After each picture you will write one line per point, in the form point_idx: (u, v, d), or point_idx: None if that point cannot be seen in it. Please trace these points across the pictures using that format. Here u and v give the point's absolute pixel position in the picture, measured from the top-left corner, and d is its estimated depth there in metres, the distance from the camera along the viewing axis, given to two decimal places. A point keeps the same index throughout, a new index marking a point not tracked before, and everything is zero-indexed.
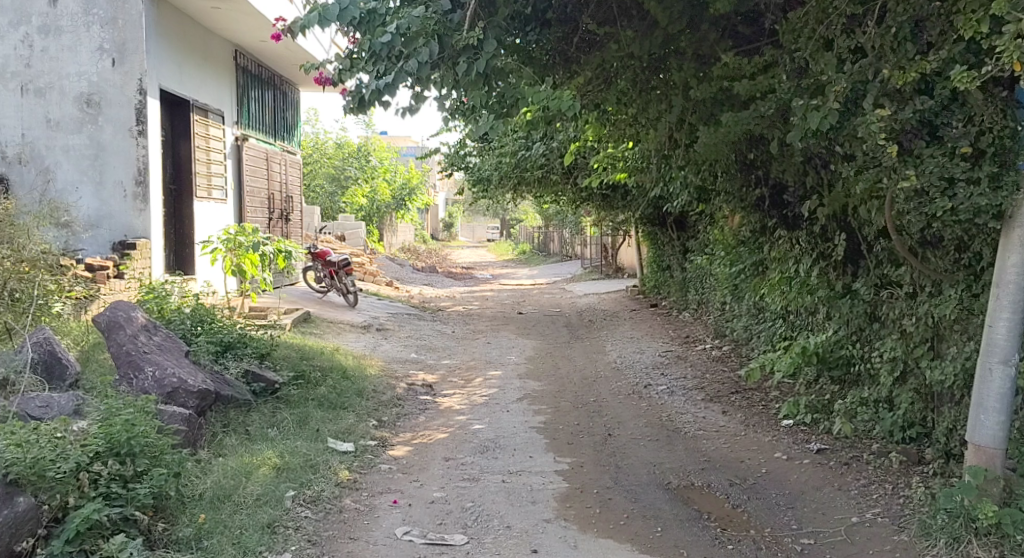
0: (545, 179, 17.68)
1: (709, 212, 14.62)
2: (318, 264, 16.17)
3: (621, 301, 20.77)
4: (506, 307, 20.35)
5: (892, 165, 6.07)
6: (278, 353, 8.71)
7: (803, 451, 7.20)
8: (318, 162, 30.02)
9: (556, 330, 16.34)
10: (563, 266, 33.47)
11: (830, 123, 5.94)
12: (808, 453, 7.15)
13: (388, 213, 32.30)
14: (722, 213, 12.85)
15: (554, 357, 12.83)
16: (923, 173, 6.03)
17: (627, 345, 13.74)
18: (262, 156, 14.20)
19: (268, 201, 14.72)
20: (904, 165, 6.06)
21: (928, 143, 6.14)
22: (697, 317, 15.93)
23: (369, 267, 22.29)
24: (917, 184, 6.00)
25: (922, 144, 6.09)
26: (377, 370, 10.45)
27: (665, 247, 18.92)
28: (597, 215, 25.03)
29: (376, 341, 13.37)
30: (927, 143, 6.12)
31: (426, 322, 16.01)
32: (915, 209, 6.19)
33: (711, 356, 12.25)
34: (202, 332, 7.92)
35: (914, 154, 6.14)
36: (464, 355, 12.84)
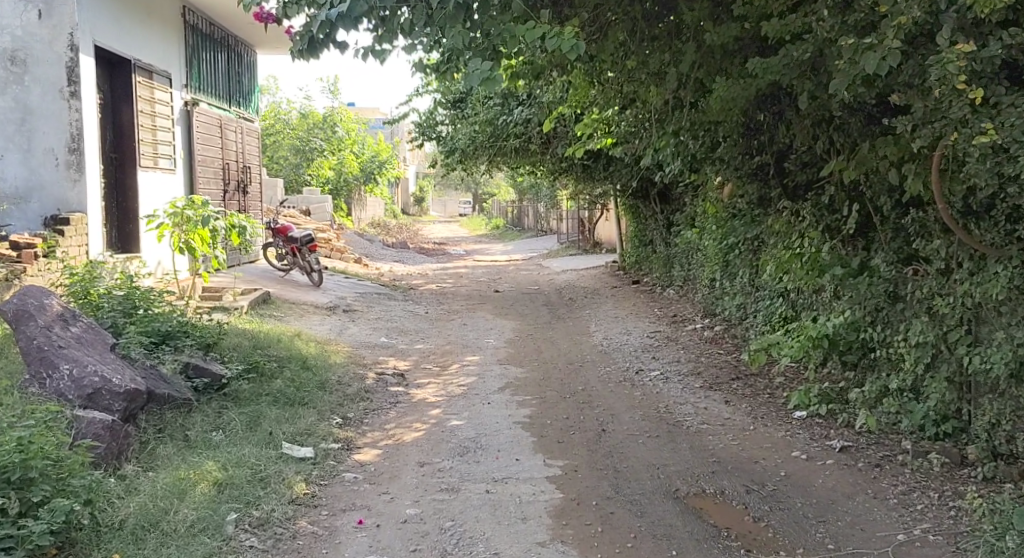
0: (522, 149, 16.73)
1: (698, 183, 13.74)
2: (279, 241, 15.25)
3: (600, 278, 19.89)
4: (480, 285, 19.41)
5: (964, 115, 5.27)
6: (228, 341, 7.75)
7: (824, 449, 6.33)
8: (283, 133, 28.88)
9: (535, 309, 15.41)
10: (538, 242, 32.54)
11: (891, 65, 5.17)
12: (830, 452, 6.28)
13: (356, 187, 31.23)
14: (713, 183, 11.98)
15: (535, 340, 11.92)
16: (1003, 127, 5.23)
17: (612, 326, 12.84)
18: (214, 123, 14.06)
19: (221, 171, 14.57)
20: (980, 116, 5.27)
21: (1007, 89, 5.36)
22: (684, 295, 15.08)
23: (335, 244, 21.38)
24: (998, 140, 5.20)
25: (1001, 91, 5.30)
26: (343, 358, 9.50)
27: (648, 221, 18.05)
28: (575, 187, 24.09)
29: (343, 324, 12.41)
30: (1007, 89, 5.35)
31: (397, 302, 15.05)
32: (989, 167, 5.48)
33: (701, 336, 11.23)
34: (134, 321, 6.88)
35: (990, 103, 5.34)
36: (439, 338, 11.91)
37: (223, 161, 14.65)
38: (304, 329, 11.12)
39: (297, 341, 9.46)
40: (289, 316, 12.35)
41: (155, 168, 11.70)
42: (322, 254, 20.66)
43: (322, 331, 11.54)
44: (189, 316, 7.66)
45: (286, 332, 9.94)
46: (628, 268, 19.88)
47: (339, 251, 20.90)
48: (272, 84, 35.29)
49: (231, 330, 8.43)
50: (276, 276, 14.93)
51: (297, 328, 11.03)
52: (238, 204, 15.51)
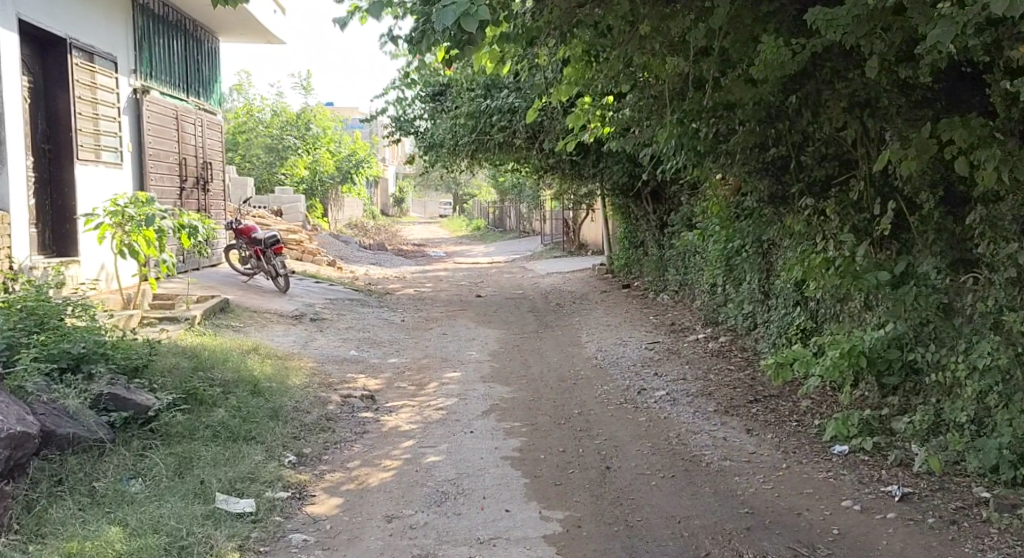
0: (507, 144, 15.64)
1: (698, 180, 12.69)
2: (242, 243, 14.06)
3: (588, 281, 18.82)
4: (461, 289, 18.26)
5: None
6: (162, 364, 6.64)
7: (882, 499, 5.26)
8: (256, 130, 27.74)
9: (521, 316, 14.31)
10: (521, 243, 31.44)
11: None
12: (891, 504, 5.19)
13: (332, 186, 30.03)
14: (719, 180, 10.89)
15: (521, 352, 10.81)
16: None
17: (605, 335, 11.76)
18: (169, 114, 13.29)
19: (177, 167, 13.62)
20: None
21: None
22: (680, 301, 14.01)
23: (308, 246, 20.25)
24: None
25: None
26: (305, 378, 8.38)
27: (640, 222, 16.99)
28: (560, 187, 23.02)
29: (310, 336, 11.26)
30: None
31: (371, 310, 13.91)
32: None
33: (705, 348, 10.09)
34: (34, 343, 5.80)
35: None
36: (415, 351, 10.78)
37: (179, 156, 13.69)
38: (263, 343, 9.97)
39: (252, 359, 8.34)
40: (249, 327, 11.18)
41: (98, 162, 11.03)
42: (292, 256, 19.59)
43: (285, 344, 10.40)
44: (113, 336, 6.54)
45: (238, 351, 8.80)
46: (618, 272, 18.80)
47: (311, 254, 19.82)
48: (245, 80, 34.02)
49: (167, 350, 7.26)
50: (238, 281, 13.77)
51: (257, 342, 9.91)
52: (200, 204, 14.51)
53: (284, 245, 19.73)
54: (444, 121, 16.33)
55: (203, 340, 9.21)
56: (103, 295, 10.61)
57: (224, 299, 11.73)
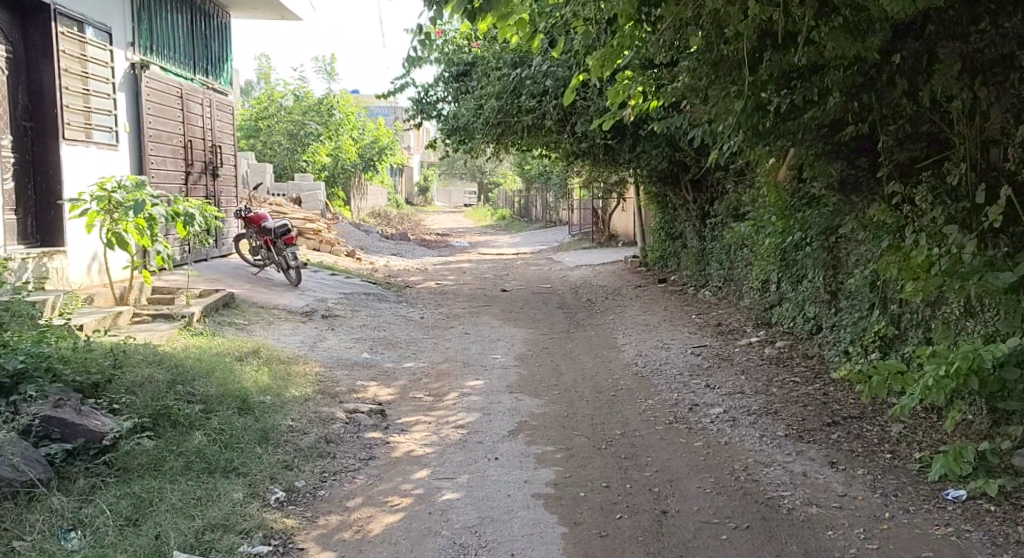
0: (537, 126, 14.55)
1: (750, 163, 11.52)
2: (252, 232, 13.03)
3: (621, 275, 17.73)
4: (487, 283, 17.19)
5: None
6: (132, 379, 5.63)
7: None
8: (276, 117, 26.74)
9: (550, 313, 13.22)
10: (549, 233, 30.40)
11: None
12: None
13: (355, 173, 29.02)
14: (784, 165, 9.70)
15: (551, 356, 9.73)
16: None
17: (645, 337, 10.68)
18: (173, 93, 12.31)
19: (183, 150, 12.60)
20: None
21: None
22: (724, 298, 12.90)
23: (326, 235, 19.23)
24: None
25: None
26: (308, 388, 7.35)
27: (680, 213, 15.84)
28: (591, 175, 21.92)
29: (319, 335, 10.23)
30: None
31: (389, 305, 12.85)
32: None
33: (762, 355, 8.96)
34: None
35: None
36: (435, 353, 9.72)
37: (185, 138, 12.67)
38: (267, 345, 8.96)
39: (247, 366, 7.31)
40: (254, 325, 10.16)
41: (89, 142, 10.01)
42: (310, 246, 18.60)
43: (290, 346, 9.38)
44: (66, 353, 5.54)
45: (232, 357, 7.77)
46: (652, 264, 17.67)
47: (329, 244, 18.82)
48: (266, 64, 33.03)
49: (144, 359, 6.23)
50: (247, 273, 12.74)
51: (261, 344, 8.91)
52: (208, 191, 13.47)
53: (301, 235, 18.72)
54: (469, 101, 15.23)
55: (197, 345, 8.21)
56: (92, 288, 9.58)
57: (229, 294, 10.72)
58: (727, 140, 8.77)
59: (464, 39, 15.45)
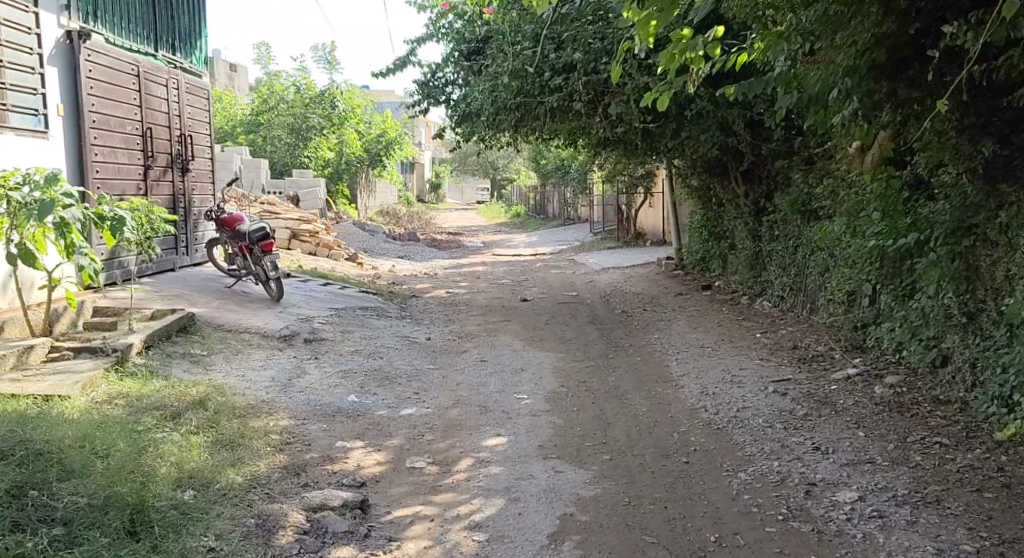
0: (563, 108, 12.50)
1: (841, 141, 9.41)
2: (225, 236, 10.79)
3: (656, 281, 15.67)
4: (505, 291, 15.11)
5: None
6: None
7: None
8: (278, 110, 24.65)
9: (581, 331, 11.12)
10: (569, 231, 28.43)
11: None
12: None
13: (362, 170, 26.99)
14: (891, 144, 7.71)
15: (593, 395, 7.67)
16: None
17: (710, 364, 8.78)
18: (126, 71, 10.10)
19: (141, 139, 10.34)
20: None
21: None
22: (789, 311, 11.20)
23: (324, 237, 17.14)
24: None
25: None
26: (263, 465, 5.35)
27: (730, 209, 13.73)
28: (620, 167, 19.92)
29: (297, 368, 8.11)
30: None
31: (389, 322, 10.76)
32: None
33: (873, 398, 6.92)
34: None
35: None
36: (443, 392, 7.63)
37: (143, 125, 10.41)
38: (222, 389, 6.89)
39: (172, 447, 5.27)
40: (213, 356, 8.02)
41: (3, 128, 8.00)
42: (305, 250, 16.53)
43: (255, 386, 7.27)
44: None
45: (154, 428, 5.65)
46: (693, 268, 15.86)
47: (327, 247, 16.76)
48: (265, 53, 31.01)
49: None
50: (219, 285, 10.49)
51: (213, 387, 6.86)
52: (178, 188, 11.18)
53: (296, 237, 16.66)
54: (485, 83, 13.15)
55: (123, 399, 6.17)
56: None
57: (189, 314, 8.59)
58: (841, 106, 6.60)
59: (476, 9, 13.37)
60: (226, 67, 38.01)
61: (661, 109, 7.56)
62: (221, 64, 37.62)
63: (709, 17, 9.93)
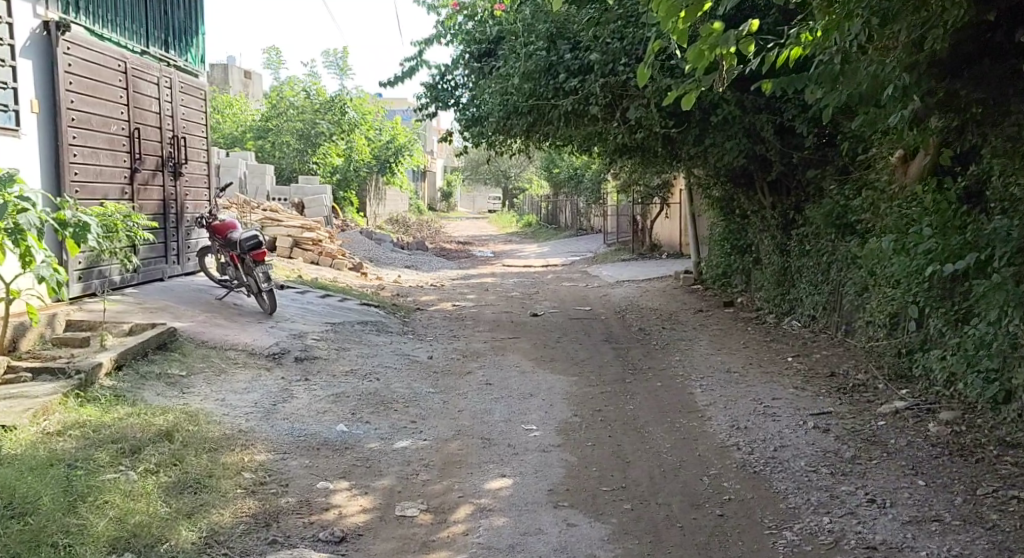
0: (580, 113, 11.76)
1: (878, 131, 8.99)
2: (216, 245, 10.05)
3: (675, 296, 14.90)
4: (515, 305, 14.35)
5: None
6: None
7: None
8: (285, 115, 23.97)
9: (597, 351, 10.33)
10: (582, 241, 27.69)
11: None
12: None
13: (372, 178, 26.28)
14: (942, 138, 7.23)
15: (612, 426, 6.92)
16: None
17: (741, 393, 8.02)
18: (111, 66, 9.35)
19: (128, 140, 9.59)
20: None
21: None
22: (821, 336, 10.48)
23: (328, 246, 16.42)
24: None
25: None
26: (226, 515, 4.76)
27: (755, 221, 12.95)
28: (636, 176, 19.16)
29: (284, 390, 7.33)
30: None
31: (390, 338, 10.00)
32: None
33: (929, 438, 6.42)
34: None
35: None
36: (443, 421, 6.87)
37: (131, 125, 9.66)
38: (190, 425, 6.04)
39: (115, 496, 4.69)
40: (193, 378, 7.20)
41: None
42: (307, 259, 15.80)
43: (234, 413, 6.48)
44: None
45: (104, 468, 4.98)
46: (713, 284, 15.09)
47: (330, 256, 16.02)
48: (274, 58, 30.40)
49: None
50: (208, 297, 9.73)
51: (187, 416, 6.09)
52: (168, 193, 10.42)
53: (297, 246, 15.94)
54: (497, 85, 12.41)
55: (77, 431, 5.42)
56: None
57: (170, 329, 7.83)
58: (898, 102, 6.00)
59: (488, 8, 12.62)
60: (239, 74, 37.44)
61: (686, 106, 6.89)
62: (235, 71, 37.04)
63: (741, 14, 9.16)
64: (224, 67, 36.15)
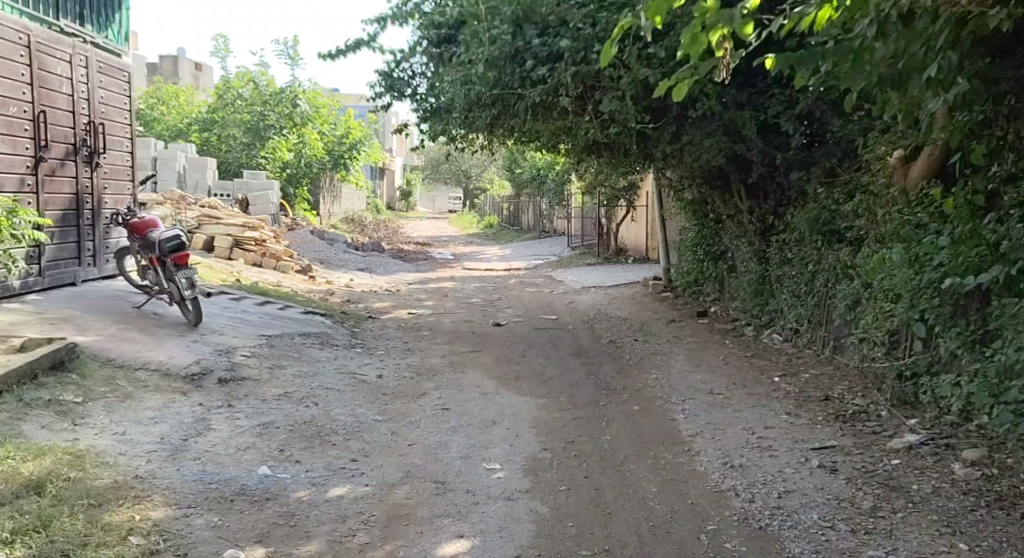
0: (546, 105, 10.77)
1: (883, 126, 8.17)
2: (136, 245, 8.95)
3: (645, 304, 13.95)
4: (475, 312, 13.33)
5: None
6: None
7: None
8: (233, 108, 22.77)
9: (565, 366, 9.34)
10: (544, 243, 26.74)
11: None
12: None
13: (326, 175, 25.10)
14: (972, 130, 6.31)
15: (585, 463, 5.95)
16: None
17: (726, 416, 7.05)
18: (10, 39, 8.25)
19: (30, 125, 8.50)
20: None
21: None
22: (801, 348, 9.54)
23: (272, 246, 15.28)
24: None
25: None
26: None
27: (731, 226, 12.02)
28: (603, 176, 18.21)
29: (202, 420, 6.26)
30: None
31: (334, 353, 8.93)
32: None
33: (954, 482, 5.47)
34: None
35: None
36: (390, 458, 5.84)
37: (36, 107, 8.56)
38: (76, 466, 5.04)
39: None
40: (89, 405, 6.16)
41: None
42: (249, 261, 14.67)
43: (135, 451, 5.52)
44: None
45: None
46: (683, 291, 14.15)
47: (275, 258, 14.89)
48: (223, 46, 29.13)
49: None
50: (124, 304, 8.63)
51: (65, 463, 5.06)
52: (82, 186, 9.32)
53: (239, 246, 14.81)
54: (455, 74, 11.38)
55: None
56: None
57: (70, 345, 6.71)
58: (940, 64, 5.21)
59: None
60: (190, 66, 36.04)
61: (675, 98, 6.15)
62: (185, 63, 35.64)
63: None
64: (174, 59, 34.75)
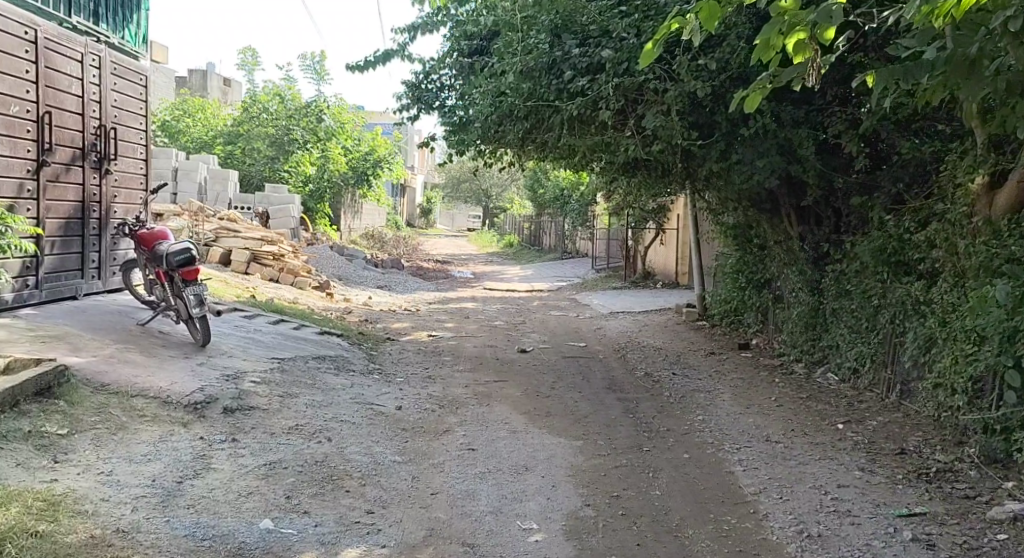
0: (586, 119, 10.02)
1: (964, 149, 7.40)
2: (143, 258, 8.22)
3: (680, 333, 13.14)
4: (501, 337, 12.55)
5: None
6: None
7: None
8: (256, 119, 22.15)
9: (601, 402, 8.54)
10: (568, 265, 25.96)
11: None
12: None
13: (348, 190, 24.40)
14: None
15: (641, 525, 5.17)
16: None
17: (792, 471, 6.29)
18: (13, 33, 7.59)
19: (33, 126, 7.83)
20: None
21: None
22: (860, 392, 8.75)
23: (291, 261, 14.58)
24: None
25: None
26: None
27: (778, 253, 11.22)
28: (636, 198, 17.43)
29: (200, 458, 5.50)
30: None
31: (350, 381, 8.15)
32: None
33: None
34: None
35: None
36: (409, 512, 5.07)
37: (40, 107, 7.89)
38: (34, 532, 4.36)
39: None
40: (73, 439, 5.42)
41: None
42: (266, 276, 13.98)
43: (118, 496, 4.84)
44: None
45: None
46: (720, 320, 13.33)
47: (292, 274, 14.18)
48: (250, 59, 28.59)
49: None
50: (128, 322, 7.91)
51: (32, 518, 4.45)
52: (90, 193, 8.63)
53: (255, 260, 14.11)
54: (489, 84, 10.66)
55: None
56: None
57: (58, 368, 5.97)
58: None
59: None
60: (219, 81, 35.62)
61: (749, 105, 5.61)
62: (215, 79, 35.24)
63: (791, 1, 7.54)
64: (202, 72, 34.31)
